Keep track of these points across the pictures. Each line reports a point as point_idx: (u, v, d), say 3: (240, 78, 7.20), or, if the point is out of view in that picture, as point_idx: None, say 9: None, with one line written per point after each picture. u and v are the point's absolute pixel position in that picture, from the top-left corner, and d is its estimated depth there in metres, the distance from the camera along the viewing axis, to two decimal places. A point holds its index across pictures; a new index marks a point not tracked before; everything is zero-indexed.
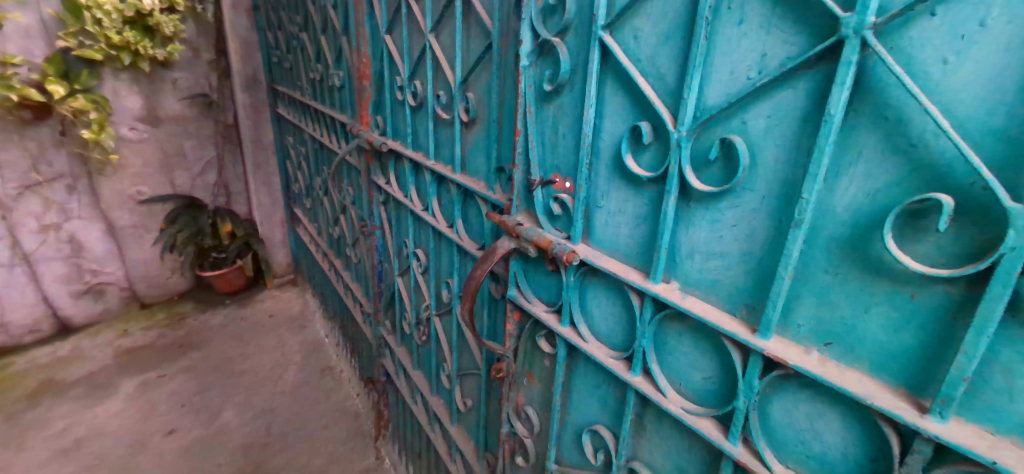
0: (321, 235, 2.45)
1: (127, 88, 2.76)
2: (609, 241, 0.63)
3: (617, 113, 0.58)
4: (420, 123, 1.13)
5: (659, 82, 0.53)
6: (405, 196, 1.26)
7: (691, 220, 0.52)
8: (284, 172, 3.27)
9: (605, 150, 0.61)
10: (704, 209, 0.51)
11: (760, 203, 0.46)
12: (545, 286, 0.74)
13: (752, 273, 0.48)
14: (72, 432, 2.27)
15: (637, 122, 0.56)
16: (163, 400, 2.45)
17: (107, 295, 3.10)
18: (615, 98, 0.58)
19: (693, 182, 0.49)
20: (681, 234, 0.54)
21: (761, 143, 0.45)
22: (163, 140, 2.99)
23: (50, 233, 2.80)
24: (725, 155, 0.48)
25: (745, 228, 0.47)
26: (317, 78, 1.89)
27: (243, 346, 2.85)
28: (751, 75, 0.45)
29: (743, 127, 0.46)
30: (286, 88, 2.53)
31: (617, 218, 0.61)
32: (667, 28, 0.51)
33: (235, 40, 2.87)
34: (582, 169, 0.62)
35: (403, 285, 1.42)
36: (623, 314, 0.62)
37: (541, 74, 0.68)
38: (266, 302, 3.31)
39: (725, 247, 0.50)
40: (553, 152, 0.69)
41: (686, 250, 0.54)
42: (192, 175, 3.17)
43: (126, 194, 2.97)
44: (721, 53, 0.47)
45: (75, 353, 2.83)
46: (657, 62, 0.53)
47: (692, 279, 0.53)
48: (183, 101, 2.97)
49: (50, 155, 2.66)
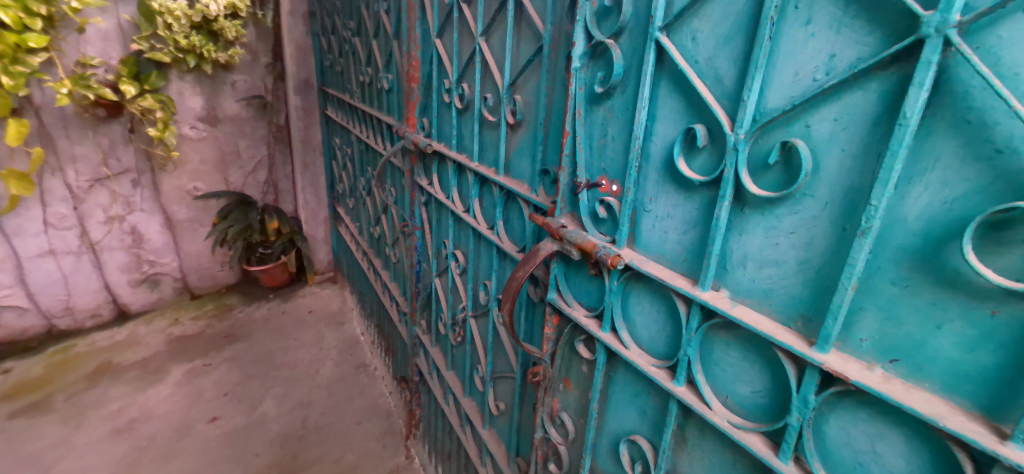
0: (362, 234, 2.51)
1: (191, 89, 2.96)
2: (654, 246, 0.59)
3: (670, 116, 0.54)
4: (466, 126, 1.15)
5: (716, 84, 0.49)
6: (446, 197, 1.28)
7: (742, 227, 0.49)
8: (329, 172, 3.39)
9: (655, 153, 0.57)
10: (758, 216, 0.47)
11: (823, 210, 0.41)
12: (586, 291, 0.72)
13: (810, 286, 0.43)
14: (125, 413, 2.41)
15: (692, 124, 0.52)
16: (207, 388, 2.57)
17: (162, 284, 3.30)
18: (667, 101, 0.54)
19: (750, 188, 0.45)
20: (731, 241, 0.50)
21: (828, 145, 0.41)
22: (220, 139, 3.18)
23: (115, 224, 3.01)
24: (784, 160, 0.44)
25: (805, 236, 0.43)
26: (366, 81, 1.95)
27: (283, 340, 2.95)
28: (817, 78, 0.41)
29: (806, 130, 0.42)
30: (336, 91, 2.63)
31: (664, 222, 0.57)
32: (729, 28, 0.47)
33: (291, 45, 3.01)
34: (630, 173, 0.58)
35: (441, 285, 1.44)
36: (668, 322, 0.59)
37: (591, 77, 0.66)
38: (307, 298, 3.43)
39: (781, 255, 0.45)
40: (601, 155, 0.67)
41: (737, 257, 0.49)
42: (244, 173, 3.35)
43: (184, 190, 3.16)
44: (786, 53, 0.43)
45: (131, 338, 3.02)
46: (715, 64, 0.49)
47: (742, 290, 0.49)
48: (240, 102, 3.15)
49: (120, 151, 2.87)
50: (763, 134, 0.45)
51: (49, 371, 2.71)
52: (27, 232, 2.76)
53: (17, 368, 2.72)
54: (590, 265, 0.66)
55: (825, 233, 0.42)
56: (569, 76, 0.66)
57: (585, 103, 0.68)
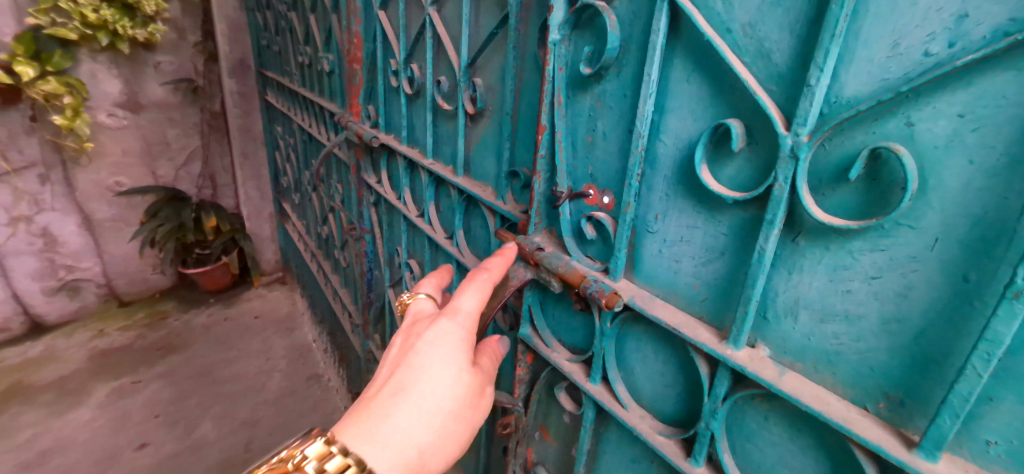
0: (309, 233, 2.27)
1: (106, 71, 2.59)
2: (662, 278, 0.45)
3: (688, 105, 0.40)
4: (417, 114, 0.97)
5: (761, 60, 0.34)
6: (398, 199, 1.10)
7: (794, 264, 0.35)
8: (273, 164, 3.09)
9: (665, 156, 0.43)
10: (819, 251, 0.33)
11: (929, 251, 0.28)
12: (568, 328, 0.58)
13: (902, 357, 0.30)
14: (38, 443, 2.11)
15: (720, 118, 0.38)
16: (137, 410, 2.28)
17: (83, 292, 2.95)
18: (685, 86, 0.40)
19: (813, 213, 0.32)
20: (777, 282, 0.37)
21: (945, 154, 0.27)
22: (144, 128, 2.82)
23: (21, 225, 2.64)
24: (870, 173, 0.30)
25: (896, 285, 0.30)
26: (306, 62, 1.71)
27: (225, 351, 2.67)
28: (933, 50, 0.27)
29: (908, 130, 0.28)
30: (274, 73, 2.35)
31: (676, 249, 0.43)
32: None
33: (223, 21, 2.68)
34: (631, 183, 0.43)
35: (394, 297, 1.26)
36: (680, 376, 0.45)
37: (578, 54, 0.50)
38: (253, 302, 3.13)
39: (856, 307, 0.32)
40: (588, 157, 0.52)
41: (787, 302, 0.36)
42: (176, 165, 3.00)
43: (104, 185, 2.81)
44: (881, 12, 0.28)
45: (47, 354, 2.66)
46: (759, 33, 0.34)
47: (793, 349, 0.36)
48: (167, 86, 2.79)
49: (22, 143, 2.50)
50: (835, 133, 0.31)
51: None
52: None
53: None
54: (576, 299, 0.52)
55: (932, 284, 0.28)
56: (545, 53, 0.50)
57: (567, 88, 0.53)
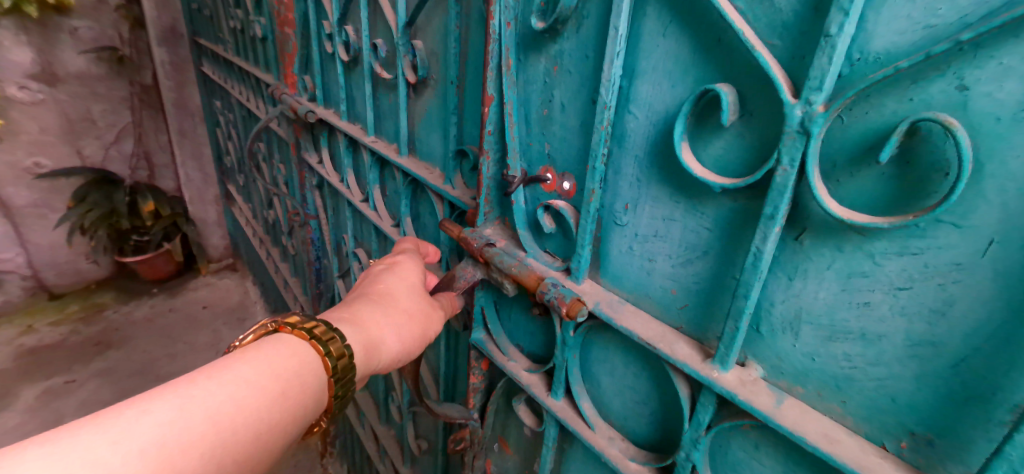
0: (256, 218, 2.11)
1: (13, 37, 2.40)
2: (633, 280, 0.41)
3: (666, 72, 0.35)
4: (355, 85, 0.85)
5: (760, 5, 0.29)
6: (341, 181, 0.98)
7: (796, 266, 0.31)
8: (215, 142, 2.83)
9: (637, 134, 0.38)
10: (830, 254, 0.29)
11: (978, 258, 0.23)
12: (525, 331, 0.52)
13: (932, 386, 0.26)
14: None
15: (703, 85, 0.32)
16: (71, 412, 2.13)
17: (7, 285, 2.77)
18: (659, 44, 0.35)
19: (829, 209, 0.25)
20: (775, 287, 0.32)
21: (1009, 129, 0.21)
22: (63, 103, 2.62)
23: None
24: (902, 154, 0.24)
25: (927, 299, 0.25)
26: (237, 27, 1.53)
27: (170, 346, 2.50)
28: None
29: (964, 95, 0.22)
30: (208, 42, 2.13)
31: (651, 246, 0.39)
32: None
33: None
34: (596, 165, 0.38)
35: (344, 289, 1.16)
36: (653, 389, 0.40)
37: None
38: (201, 292, 2.93)
39: (874, 322, 0.28)
40: (545, 133, 0.46)
41: (787, 312, 0.32)
42: (104, 144, 2.80)
43: (22, 167, 2.62)
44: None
45: None
46: None
47: (791, 359, 0.33)
48: (87, 54, 2.58)
49: None
50: (857, 101, 0.26)
51: None
52: None
53: None
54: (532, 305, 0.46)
55: (974, 300, 0.24)
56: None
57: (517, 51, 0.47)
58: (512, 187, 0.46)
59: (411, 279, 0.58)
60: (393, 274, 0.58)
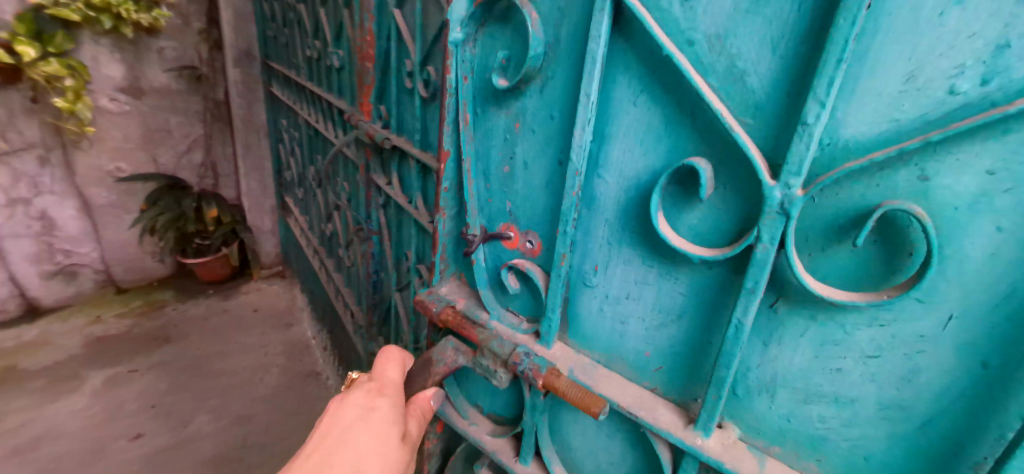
0: (313, 230, 2.28)
1: (108, 54, 2.66)
2: (607, 331, 0.71)
3: (619, 163, 0.62)
4: (431, 117, 0.94)
5: (737, 93, 0.49)
6: (408, 201, 1.10)
7: (775, 341, 0.53)
8: (276, 156, 3.03)
9: (602, 197, 0.65)
10: (805, 319, 0.49)
11: (945, 326, 0.41)
12: (489, 393, 0.94)
13: (888, 414, 0.46)
14: (29, 429, 2.16)
15: (645, 177, 0.59)
16: (130, 400, 2.29)
17: (80, 277, 3.06)
18: (629, 109, 0.59)
19: (809, 284, 0.45)
20: (757, 347, 0.54)
21: (963, 211, 0.38)
22: (146, 114, 2.89)
23: (19, 207, 2.73)
24: (880, 229, 0.42)
25: (892, 371, 0.45)
26: (314, 56, 1.69)
27: (223, 343, 2.65)
28: (929, 108, 0.38)
29: (922, 182, 0.39)
30: (280, 65, 2.34)
31: (623, 299, 0.67)
32: (771, 34, 0.46)
33: (229, 9, 2.65)
34: (565, 225, 0.66)
35: (400, 302, 1.26)
36: (619, 444, 0.73)
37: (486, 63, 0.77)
38: (251, 295, 3.14)
39: (841, 367, 0.48)
40: (504, 185, 0.80)
41: (778, 360, 0.53)
42: (176, 153, 3.06)
43: (104, 171, 2.89)
44: (885, 45, 0.39)
45: (41, 338, 2.79)
46: (737, 67, 0.49)
47: (772, 424, 0.56)
48: (170, 72, 2.86)
49: (21, 124, 2.59)
50: (831, 186, 0.44)
51: None
52: None
53: None
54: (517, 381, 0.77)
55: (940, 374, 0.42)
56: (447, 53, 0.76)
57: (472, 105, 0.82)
58: (474, 241, 0.83)
59: (383, 433, 0.72)
60: (369, 427, 0.71)
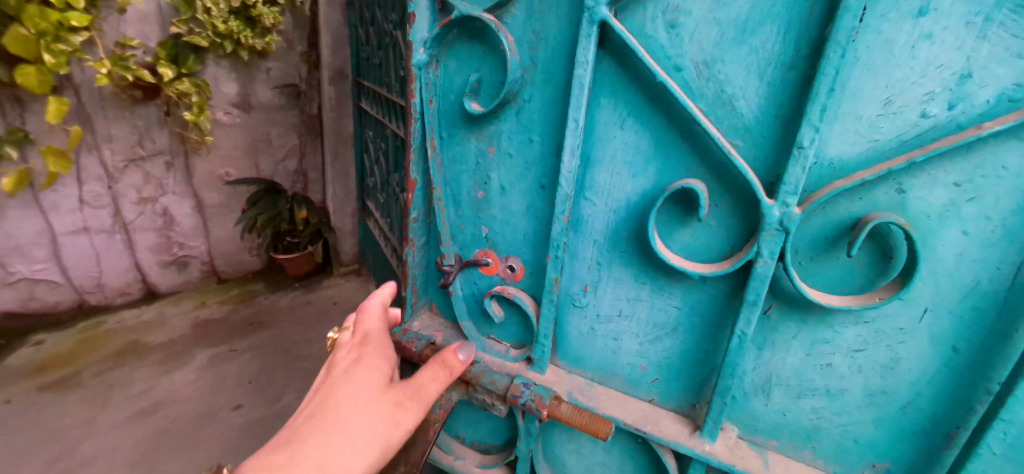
0: (394, 230, 2.61)
1: (226, 74, 3.05)
2: (608, 338, 1.13)
3: (604, 185, 1.00)
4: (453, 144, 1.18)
5: (722, 112, 0.84)
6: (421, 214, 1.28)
7: (767, 346, 0.95)
8: (359, 166, 3.38)
9: (589, 206, 1.03)
10: (801, 333, 0.90)
11: (909, 326, 0.80)
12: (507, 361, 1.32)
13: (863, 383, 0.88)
14: (151, 395, 2.51)
15: (626, 194, 0.98)
16: (232, 375, 2.63)
17: (190, 267, 3.49)
18: (616, 131, 0.95)
19: (815, 299, 0.81)
20: (758, 359, 0.97)
21: (934, 221, 0.73)
22: (253, 125, 3.29)
23: (147, 205, 3.17)
24: (870, 239, 0.78)
25: (880, 358, 0.84)
26: (405, 75, 1.91)
27: (308, 332, 3.01)
28: (906, 121, 0.72)
29: (902, 185, 0.74)
30: (371, 83, 2.65)
31: (618, 277, 1.06)
32: (756, 67, 0.79)
33: (329, 33, 3.00)
34: (563, 225, 1.01)
35: None
36: (616, 455, 1.21)
37: (450, 90, 1.13)
38: (331, 289, 3.54)
39: (829, 358, 0.89)
40: (482, 201, 1.18)
41: (780, 363, 0.94)
42: (275, 160, 3.46)
43: (216, 175, 3.31)
44: (858, 77, 0.72)
45: (156, 319, 3.20)
46: (718, 80, 0.83)
47: (769, 414, 1.00)
48: (275, 89, 3.25)
49: (155, 133, 3.02)
50: (826, 209, 0.79)
51: (77, 347, 2.90)
52: (61, 209, 2.90)
53: (47, 342, 2.94)
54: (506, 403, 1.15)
55: (916, 358, 0.82)
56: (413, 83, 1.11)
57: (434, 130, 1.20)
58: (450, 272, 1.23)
59: (364, 392, 0.92)
60: (353, 390, 0.91)
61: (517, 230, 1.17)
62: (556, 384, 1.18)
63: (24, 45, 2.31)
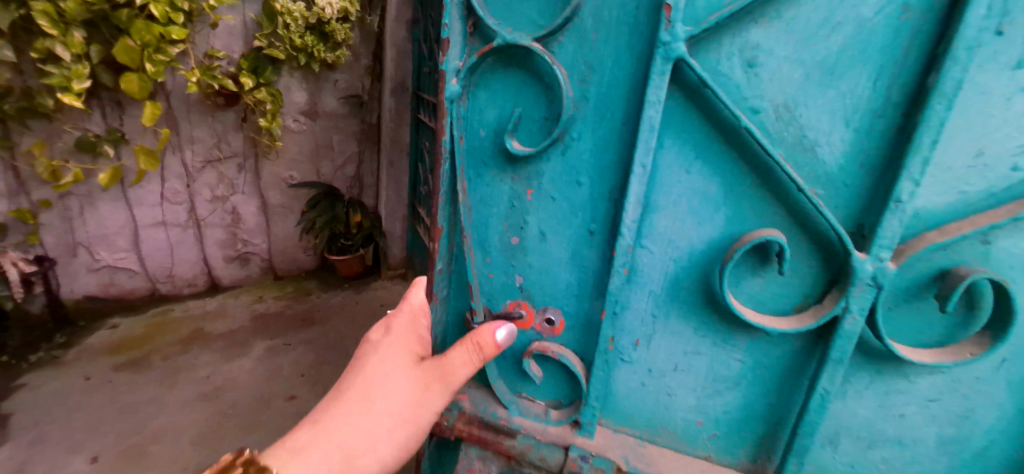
0: None
1: (298, 84, 3.28)
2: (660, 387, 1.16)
3: (665, 229, 1.02)
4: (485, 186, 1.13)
5: (802, 161, 0.89)
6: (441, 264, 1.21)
7: (846, 396, 1.01)
8: (413, 175, 3.57)
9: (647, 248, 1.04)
10: (873, 381, 0.98)
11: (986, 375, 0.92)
12: None
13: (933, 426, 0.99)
14: (214, 380, 2.69)
15: (693, 240, 1.01)
16: (286, 366, 2.81)
17: (251, 263, 3.70)
18: (682, 175, 0.97)
19: (907, 356, 0.90)
20: (840, 409, 1.03)
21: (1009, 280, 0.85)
22: (317, 132, 3.51)
23: (219, 203, 3.40)
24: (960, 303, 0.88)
25: (957, 409, 0.96)
26: None
27: (356, 330, 3.19)
28: (985, 189, 0.83)
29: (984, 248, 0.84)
30: (432, 96, 2.84)
31: (678, 322, 1.08)
32: (843, 116, 0.85)
33: (393, 47, 3.23)
34: (622, 271, 1.03)
35: None
36: None
37: (481, 124, 1.10)
38: (378, 291, 3.71)
39: (904, 406, 0.99)
40: (518, 246, 1.16)
41: (857, 410, 1.02)
42: (334, 166, 3.67)
43: (281, 177, 3.52)
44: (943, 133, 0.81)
45: (219, 309, 3.41)
46: (800, 129, 0.88)
47: (839, 460, 1.08)
48: (340, 99, 3.46)
49: (231, 137, 3.25)
50: (907, 273, 0.88)
51: (149, 331, 3.13)
52: (144, 203, 3.16)
53: (122, 326, 3.17)
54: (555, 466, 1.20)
55: (991, 405, 0.94)
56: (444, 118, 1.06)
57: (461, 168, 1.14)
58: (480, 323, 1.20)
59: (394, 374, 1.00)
60: (382, 371, 0.99)
61: (558, 280, 1.15)
62: (614, 448, 1.19)
63: (130, 55, 2.54)
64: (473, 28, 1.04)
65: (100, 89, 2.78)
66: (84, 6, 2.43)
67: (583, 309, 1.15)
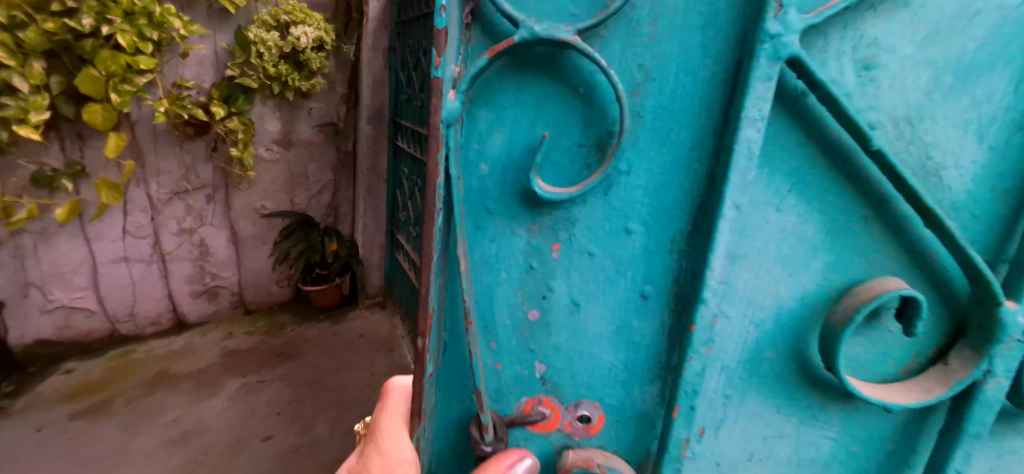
0: None
1: (271, 113, 3.23)
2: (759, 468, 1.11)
3: (746, 282, 0.86)
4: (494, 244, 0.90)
5: (942, 189, 0.80)
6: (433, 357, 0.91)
7: None
8: (391, 201, 3.54)
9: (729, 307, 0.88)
10: None
11: None
12: None
13: None
14: (182, 424, 2.52)
15: (792, 296, 0.87)
16: (262, 405, 2.66)
17: (219, 298, 3.54)
18: (774, 212, 0.83)
19: None
20: None
21: None
22: (291, 161, 3.44)
23: (186, 236, 3.26)
24: None
25: None
26: None
27: (335, 362, 3.08)
28: None
29: None
30: (412, 122, 2.85)
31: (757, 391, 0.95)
32: (975, 130, 0.78)
33: (371, 75, 3.26)
34: (699, 352, 0.87)
35: None
36: None
37: (480, 151, 0.86)
38: (356, 322, 3.60)
39: None
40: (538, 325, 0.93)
41: None
42: (309, 194, 3.60)
43: (253, 207, 3.42)
44: None
45: (186, 348, 3.22)
46: (927, 148, 0.78)
47: None
48: (315, 127, 3.43)
49: (200, 167, 3.15)
50: None
51: (109, 375, 2.92)
52: (105, 238, 3.00)
53: (78, 371, 2.95)
54: None
55: None
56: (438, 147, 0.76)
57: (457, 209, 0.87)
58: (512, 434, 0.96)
59: None
60: None
61: (600, 364, 0.94)
62: None
63: (94, 85, 2.47)
64: (471, 17, 0.80)
65: (59, 120, 2.65)
66: (45, 36, 2.36)
67: (629, 399, 0.95)
